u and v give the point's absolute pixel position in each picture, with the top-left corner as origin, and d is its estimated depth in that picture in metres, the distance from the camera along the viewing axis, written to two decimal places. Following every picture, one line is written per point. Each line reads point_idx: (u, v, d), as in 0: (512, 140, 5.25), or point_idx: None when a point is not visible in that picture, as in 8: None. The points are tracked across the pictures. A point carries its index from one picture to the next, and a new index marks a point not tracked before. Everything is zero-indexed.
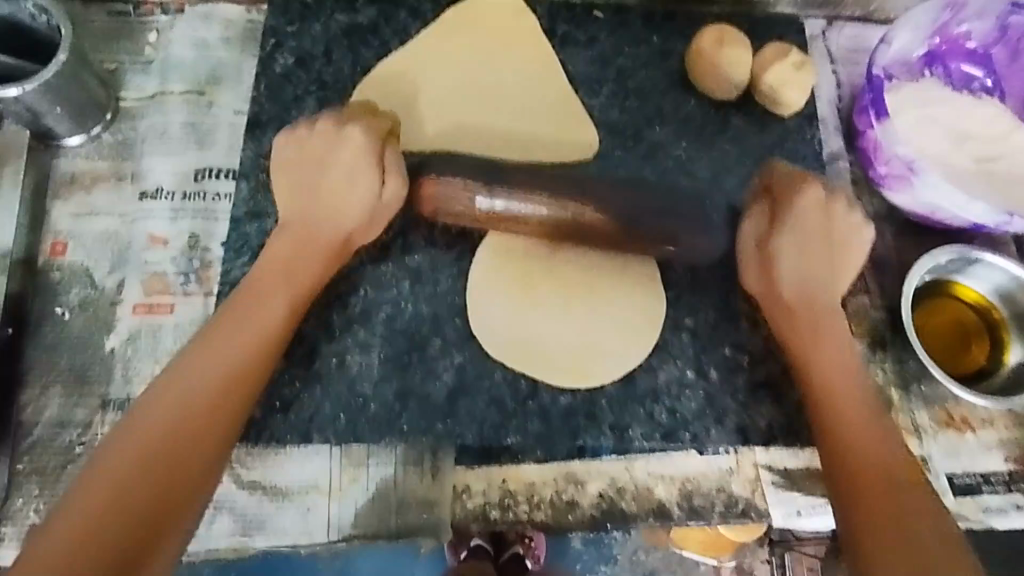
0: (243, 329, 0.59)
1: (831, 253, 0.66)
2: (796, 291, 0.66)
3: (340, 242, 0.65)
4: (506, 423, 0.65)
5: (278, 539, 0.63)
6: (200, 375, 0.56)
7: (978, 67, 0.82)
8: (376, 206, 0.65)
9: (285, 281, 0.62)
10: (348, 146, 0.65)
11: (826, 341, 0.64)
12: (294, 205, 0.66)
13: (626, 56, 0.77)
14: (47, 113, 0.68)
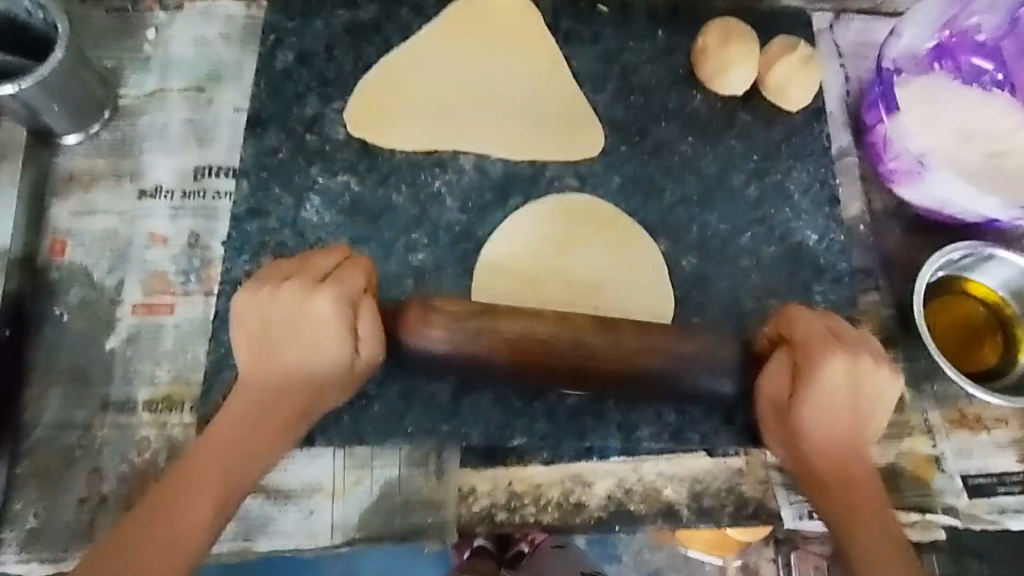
0: (219, 446, 0.54)
1: (853, 406, 0.58)
2: (818, 430, 0.58)
3: (309, 399, 0.58)
4: (513, 423, 0.64)
5: (281, 542, 0.62)
6: (179, 507, 0.52)
7: (989, 61, 0.80)
8: (348, 365, 0.59)
9: (265, 416, 0.56)
10: (315, 307, 0.56)
11: (846, 468, 0.58)
12: (262, 380, 0.57)
13: (632, 51, 0.76)
14: (46, 111, 0.68)
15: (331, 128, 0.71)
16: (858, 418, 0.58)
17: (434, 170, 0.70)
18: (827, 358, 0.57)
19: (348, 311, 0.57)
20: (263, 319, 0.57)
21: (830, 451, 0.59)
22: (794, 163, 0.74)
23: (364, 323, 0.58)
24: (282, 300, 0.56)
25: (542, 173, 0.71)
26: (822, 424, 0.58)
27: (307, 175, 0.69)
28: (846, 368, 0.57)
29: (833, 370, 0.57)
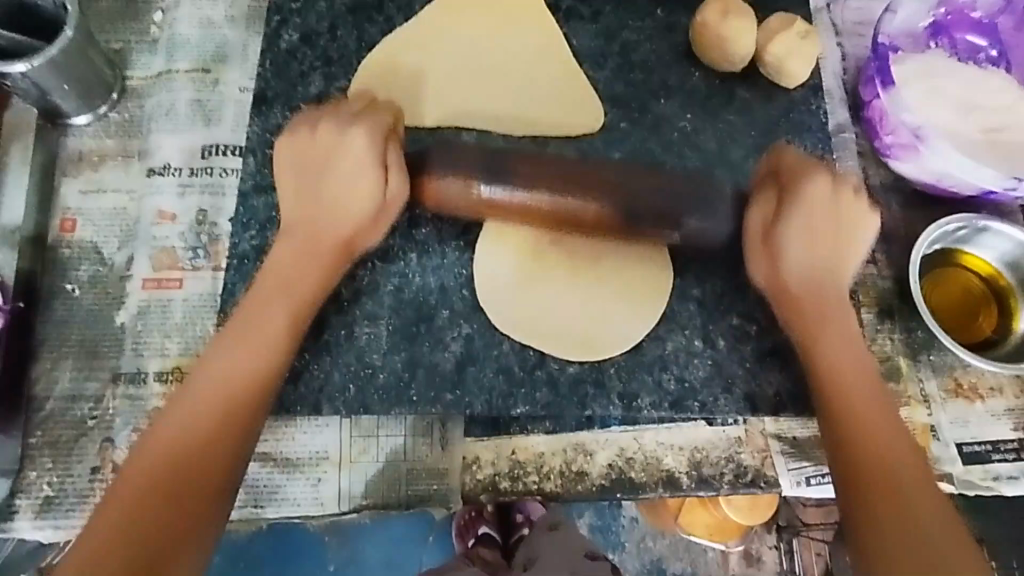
0: (276, 303, 0.61)
1: (836, 211, 0.66)
2: (792, 263, 0.66)
3: (352, 235, 0.65)
4: (514, 393, 0.65)
5: (290, 509, 0.64)
6: (260, 314, 0.61)
7: (984, 38, 0.81)
8: (381, 202, 0.64)
9: (318, 247, 0.64)
10: (356, 143, 0.64)
11: (822, 243, 0.66)
12: (308, 209, 0.65)
13: (631, 30, 0.77)
14: (54, 90, 0.69)
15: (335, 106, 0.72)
16: (835, 249, 0.66)
17: (438, 147, 0.70)
18: (802, 193, 0.65)
19: (376, 147, 0.64)
20: (298, 160, 0.65)
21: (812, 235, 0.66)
22: (792, 139, 0.75)
23: (393, 161, 0.64)
24: (318, 141, 0.65)
25: (543, 149, 0.72)
26: (800, 244, 0.65)
27: None
28: (823, 190, 0.65)
29: (811, 194, 0.65)
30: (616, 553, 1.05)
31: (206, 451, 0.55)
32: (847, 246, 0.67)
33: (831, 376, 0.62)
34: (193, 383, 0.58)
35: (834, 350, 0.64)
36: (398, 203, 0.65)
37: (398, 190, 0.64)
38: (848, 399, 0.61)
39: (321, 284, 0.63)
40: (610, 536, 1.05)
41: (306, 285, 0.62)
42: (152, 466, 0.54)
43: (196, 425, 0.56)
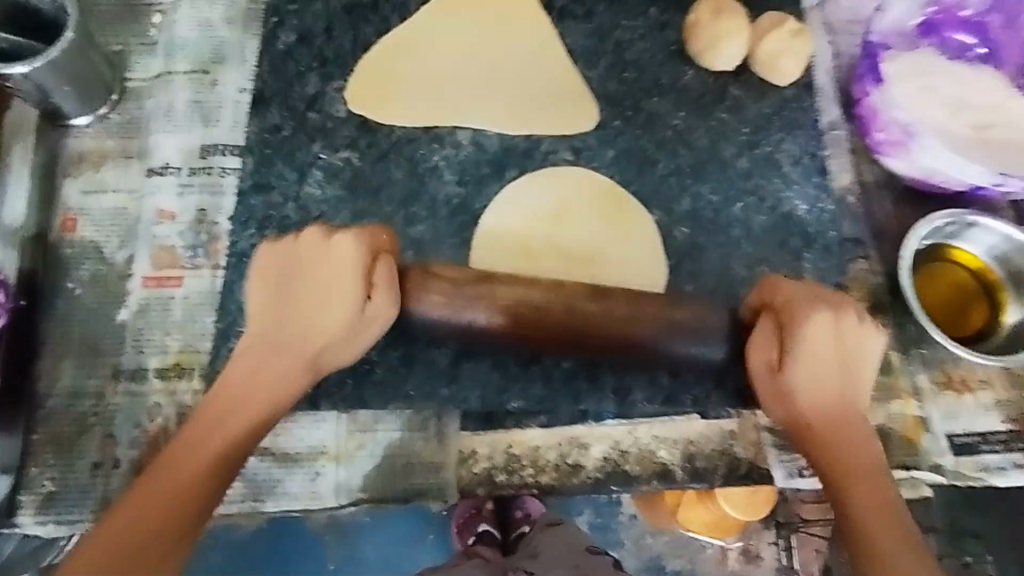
0: (241, 406, 0.57)
1: (834, 340, 0.61)
2: (801, 397, 0.62)
3: (319, 357, 0.60)
4: (509, 387, 0.67)
5: (288, 503, 0.65)
6: (238, 412, 0.56)
7: (974, 36, 0.82)
8: (360, 322, 0.60)
9: (291, 368, 0.59)
10: (344, 270, 0.59)
11: (820, 370, 0.61)
12: (278, 326, 0.60)
13: (624, 29, 0.78)
14: (55, 91, 0.70)
15: (332, 106, 0.73)
16: (844, 375, 0.61)
17: (433, 145, 0.72)
18: (799, 321, 0.61)
19: (360, 275, 0.59)
20: (286, 272, 0.60)
21: (818, 361, 0.61)
22: (783, 137, 0.76)
23: (380, 294, 0.60)
24: (315, 263, 0.59)
25: (537, 147, 0.73)
26: (811, 375, 0.61)
27: (310, 152, 0.71)
28: (823, 320, 0.61)
29: (813, 326, 0.60)
30: (615, 550, 1.09)
31: (182, 518, 0.51)
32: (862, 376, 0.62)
33: (838, 470, 0.59)
34: (180, 449, 0.54)
35: (854, 479, 0.58)
36: (379, 325, 0.61)
37: (382, 319, 0.61)
38: (860, 500, 0.57)
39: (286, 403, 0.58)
40: (608, 534, 1.08)
41: (272, 395, 0.58)
42: (132, 525, 0.50)
43: (177, 489, 0.52)
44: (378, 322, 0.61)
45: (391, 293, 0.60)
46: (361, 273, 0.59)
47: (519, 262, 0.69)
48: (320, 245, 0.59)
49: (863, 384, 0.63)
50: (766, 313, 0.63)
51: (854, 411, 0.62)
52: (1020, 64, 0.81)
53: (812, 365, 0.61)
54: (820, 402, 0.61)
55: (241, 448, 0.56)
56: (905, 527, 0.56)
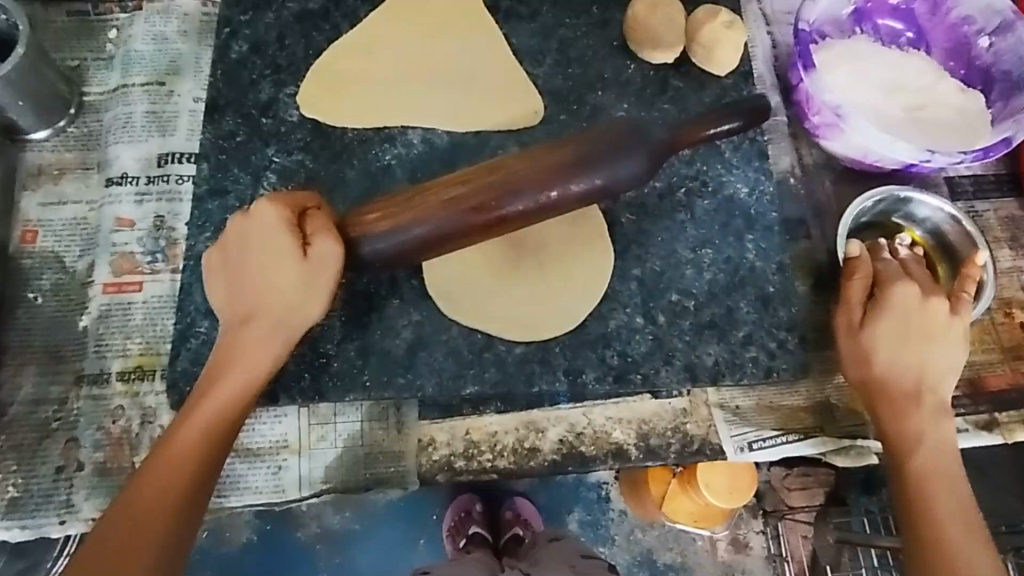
0: (236, 368, 0.61)
1: (926, 306, 0.68)
2: (883, 355, 0.67)
3: (288, 313, 0.62)
4: (464, 374, 0.68)
5: (252, 497, 0.67)
6: (232, 381, 0.61)
7: (902, 22, 0.85)
8: (312, 271, 0.61)
9: (267, 330, 0.62)
10: (275, 232, 0.62)
11: (921, 336, 0.67)
12: (245, 297, 0.63)
13: (568, 27, 0.81)
14: (11, 106, 0.72)
15: (285, 112, 0.75)
16: (924, 340, 0.67)
17: (384, 145, 0.74)
18: (899, 290, 0.68)
19: (290, 230, 0.62)
20: (231, 252, 0.63)
21: (916, 325, 0.67)
22: None
23: (316, 241, 0.61)
24: (249, 235, 0.62)
25: (485, 143, 0.75)
26: (890, 341, 0.67)
27: (264, 156, 0.73)
28: (908, 292, 0.68)
29: (903, 296, 0.68)
30: (607, 547, 1.10)
31: (189, 490, 0.58)
32: (950, 333, 0.68)
33: (903, 434, 0.66)
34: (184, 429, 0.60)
35: (909, 420, 0.66)
36: (331, 269, 0.61)
37: (330, 262, 0.61)
38: (924, 461, 0.65)
39: (274, 362, 0.62)
40: (599, 531, 1.10)
41: (262, 355, 0.61)
42: (156, 483, 0.57)
43: (190, 449, 0.59)
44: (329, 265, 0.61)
45: (325, 238, 0.61)
46: (294, 230, 0.62)
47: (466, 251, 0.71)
48: (244, 221, 0.62)
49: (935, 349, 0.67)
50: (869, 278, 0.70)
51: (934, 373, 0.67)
52: (946, 46, 0.84)
53: (900, 331, 0.67)
54: (890, 364, 0.67)
55: (232, 413, 0.61)
56: (948, 469, 0.65)
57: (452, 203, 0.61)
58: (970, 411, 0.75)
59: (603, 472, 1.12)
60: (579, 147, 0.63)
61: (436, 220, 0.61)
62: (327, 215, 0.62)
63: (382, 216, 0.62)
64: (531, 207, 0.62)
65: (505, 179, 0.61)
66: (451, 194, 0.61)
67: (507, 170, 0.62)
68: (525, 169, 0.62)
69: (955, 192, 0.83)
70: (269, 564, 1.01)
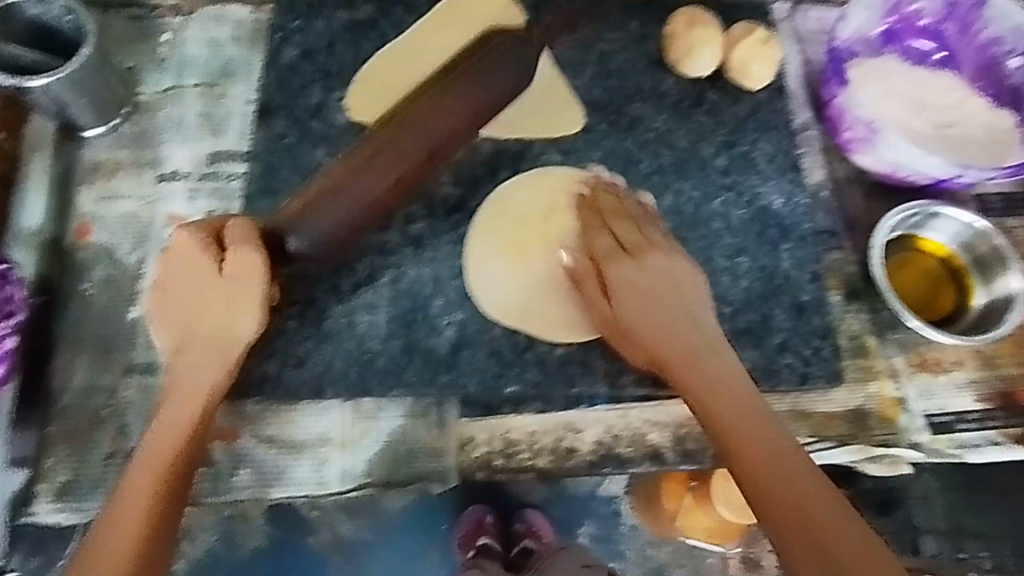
0: (189, 387, 0.63)
1: (671, 275, 0.68)
2: (638, 325, 0.67)
3: (222, 331, 0.64)
4: (505, 373, 0.70)
5: (295, 489, 0.69)
6: (177, 408, 0.62)
7: (932, 43, 0.87)
8: (235, 284, 0.64)
9: (207, 350, 0.64)
10: (195, 255, 0.65)
11: (667, 305, 0.67)
12: (182, 327, 0.66)
13: (607, 41, 0.83)
14: (73, 104, 0.74)
15: (334, 116, 0.77)
16: (656, 316, 0.67)
17: None
18: (616, 265, 0.68)
19: (210, 250, 0.65)
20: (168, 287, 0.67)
21: (672, 298, 0.68)
22: (758, 136, 0.80)
23: (233, 253, 0.64)
24: (176, 265, 0.66)
25: (527, 150, 0.77)
26: (630, 310, 0.67)
27: (313, 158, 0.75)
28: (662, 264, 0.68)
29: (621, 272, 0.68)
30: (616, 561, 1.07)
31: (163, 508, 0.59)
32: (660, 300, 0.67)
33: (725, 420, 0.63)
34: (134, 471, 0.60)
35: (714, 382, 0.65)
36: (252, 276, 0.64)
37: (250, 272, 0.64)
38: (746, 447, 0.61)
39: (214, 386, 0.63)
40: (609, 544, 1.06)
41: (206, 375, 0.63)
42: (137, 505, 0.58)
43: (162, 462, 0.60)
44: (249, 277, 0.64)
45: (238, 249, 0.64)
46: (210, 246, 0.66)
47: (510, 252, 0.73)
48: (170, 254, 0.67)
49: (675, 325, 0.67)
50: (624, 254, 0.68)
51: (679, 349, 0.66)
52: (977, 67, 0.86)
53: (647, 304, 0.67)
54: (690, 342, 0.67)
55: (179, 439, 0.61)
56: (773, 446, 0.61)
57: (371, 169, 0.67)
58: (1003, 424, 0.76)
59: (617, 487, 1.06)
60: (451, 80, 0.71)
61: (368, 185, 0.66)
62: (242, 226, 0.65)
63: (304, 208, 0.66)
64: (432, 137, 0.68)
65: (401, 129, 0.68)
66: (354, 165, 0.67)
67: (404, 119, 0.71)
68: (418, 108, 0.69)
69: (985, 210, 0.84)
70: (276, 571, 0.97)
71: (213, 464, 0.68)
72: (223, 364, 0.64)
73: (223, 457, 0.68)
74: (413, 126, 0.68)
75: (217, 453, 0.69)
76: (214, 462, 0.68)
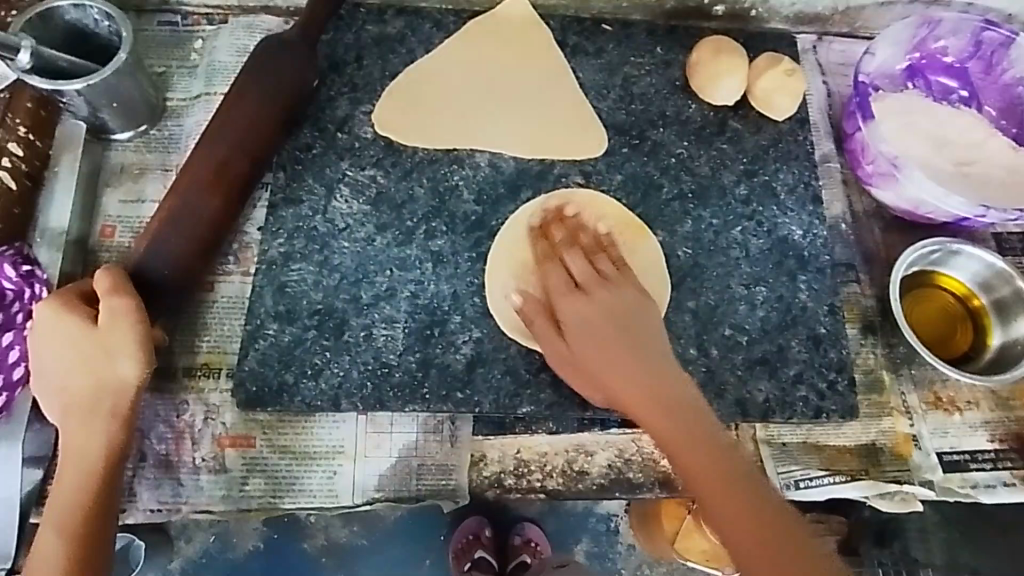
0: (79, 446, 0.60)
1: (633, 308, 0.66)
2: (584, 334, 0.65)
3: (105, 384, 0.60)
4: (520, 393, 0.70)
5: (306, 499, 0.69)
6: (69, 477, 0.59)
7: (956, 80, 0.87)
8: (111, 336, 0.61)
9: (94, 406, 0.60)
10: (60, 321, 0.61)
11: (628, 341, 0.64)
12: (64, 386, 0.61)
13: (632, 65, 0.83)
14: (103, 108, 0.75)
15: (360, 129, 0.77)
16: (618, 330, 0.65)
17: (453, 166, 0.77)
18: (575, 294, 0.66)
19: (81, 310, 0.62)
20: (39, 353, 0.61)
21: (624, 327, 0.65)
22: (780, 167, 0.81)
23: (105, 311, 0.61)
24: (44, 332, 0.61)
25: (550, 170, 0.77)
26: (582, 327, 0.65)
27: (337, 168, 0.75)
28: (637, 300, 0.67)
29: (579, 298, 0.66)
30: None
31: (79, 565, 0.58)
32: (620, 329, 0.65)
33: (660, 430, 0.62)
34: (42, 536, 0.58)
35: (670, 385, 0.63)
36: (124, 322, 0.61)
37: (123, 319, 0.61)
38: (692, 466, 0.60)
39: (109, 441, 0.60)
40: (607, 563, 1.09)
41: (98, 434, 0.60)
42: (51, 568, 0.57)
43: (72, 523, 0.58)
44: (122, 323, 0.61)
45: (108, 304, 0.61)
46: (85, 307, 0.62)
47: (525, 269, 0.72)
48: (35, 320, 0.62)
49: (640, 346, 0.65)
50: (597, 271, 0.68)
51: (636, 359, 0.64)
52: (999, 105, 0.87)
53: (602, 322, 0.65)
54: (647, 368, 0.64)
55: (77, 511, 0.59)
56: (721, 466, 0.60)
57: (199, 187, 0.69)
58: (1017, 465, 0.76)
59: (614, 505, 1.09)
60: (259, 82, 0.72)
61: (198, 206, 0.69)
62: (111, 275, 0.62)
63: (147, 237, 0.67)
64: (250, 143, 0.71)
65: (215, 143, 0.70)
66: (184, 183, 0.68)
67: (229, 118, 0.71)
68: (228, 117, 0.71)
69: (1004, 249, 0.85)
70: (274, 572, 1.02)
71: (226, 470, 0.69)
72: (116, 421, 0.60)
73: (235, 464, 0.69)
74: (231, 147, 0.71)
75: (230, 460, 0.69)
76: (226, 469, 0.69)
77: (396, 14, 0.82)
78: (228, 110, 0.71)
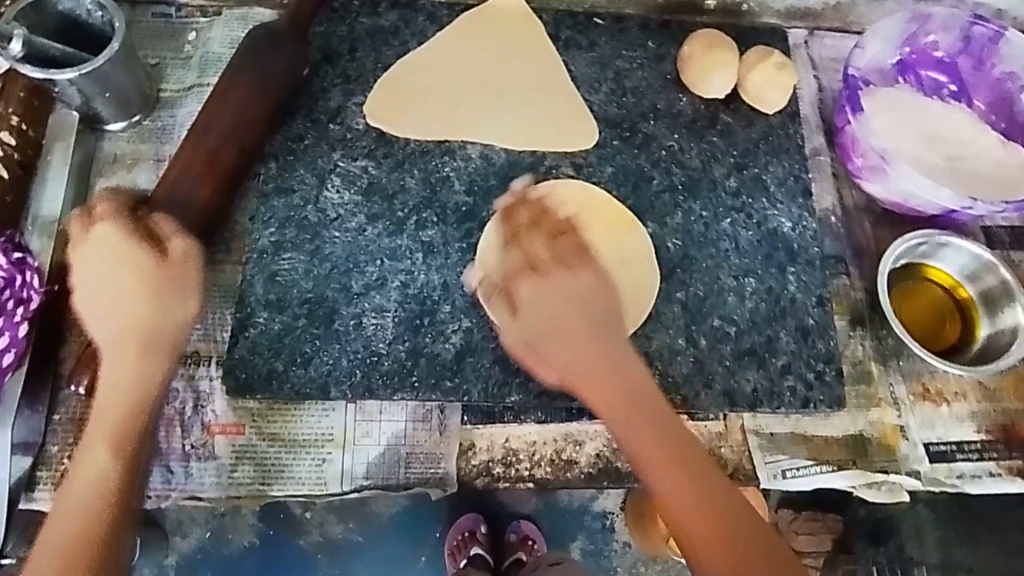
0: (133, 376, 0.60)
1: (592, 293, 0.64)
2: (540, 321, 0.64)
3: (165, 322, 0.61)
4: (509, 382, 0.70)
5: (295, 487, 0.69)
6: (116, 405, 0.59)
7: (946, 75, 0.88)
8: (178, 274, 0.62)
9: (150, 339, 0.61)
10: (125, 247, 0.61)
11: (585, 327, 0.63)
12: (118, 314, 0.61)
13: (624, 59, 0.84)
14: (96, 98, 0.75)
15: (352, 120, 0.77)
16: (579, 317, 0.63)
17: (444, 157, 0.77)
18: (526, 281, 0.65)
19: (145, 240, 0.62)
20: (96, 272, 0.61)
21: (580, 315, 0.63)
22: (770, 160, 0.81)
23: (180, 246, 0.63)
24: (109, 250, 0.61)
25: (541, 162, 0.78)
26: (539, 315, 0.64)
27: (329, 159, 0.75)
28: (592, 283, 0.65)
29: (537, 282, 0.64)
30: None
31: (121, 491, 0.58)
32: (574, 322, 0.63)
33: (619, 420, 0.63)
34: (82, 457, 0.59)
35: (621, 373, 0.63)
36: (191, 266, 0.63)
37: (189, 259, 0.63)
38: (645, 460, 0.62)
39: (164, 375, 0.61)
40: (602, 561, 1.09)
41: (157, 368, 0.61)
42: (93, 490, 0.57)
43: (119, 449, 0.59)
44: (189, 263, 0.63)
45: (184, 241, 0.64)
46: (145, 240, 0.62)
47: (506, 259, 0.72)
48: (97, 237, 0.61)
49: (596, 333, 0.64)
50: (559, 251, 0.65)
51: (593, 349, 0.63)
52: (989, 100, 0.88)
53: (559, 314, 0.63)
54: (600, 358, 0.63)
55: (124, 438, 0.59)
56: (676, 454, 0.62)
57: (193, 175, 0.71)
58: (1003, 457, 0.76)
59: (609, 503, 1.09)
60: (251, 71, 0.74)
61: (194, 192, 0.70)
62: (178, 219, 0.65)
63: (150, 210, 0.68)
64: (240, 131, 0.73)
65: (209, 131, 0.72)
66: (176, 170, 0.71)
67: (218, 110, 0.73)
68: (218, 107, 0.73)
69: (993, 243, 0.85)
70: (269, 567, 1.02)
71: (216, 457, 0.69)
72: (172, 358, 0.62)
73: (224, 451, 0.69)
74: (223, 136, 0.72)
75: (219, 447, 0.69)
76: (215, 456, 0.69)
77: (389, 7, 0.83)
78: (218, 101, 0.73)
